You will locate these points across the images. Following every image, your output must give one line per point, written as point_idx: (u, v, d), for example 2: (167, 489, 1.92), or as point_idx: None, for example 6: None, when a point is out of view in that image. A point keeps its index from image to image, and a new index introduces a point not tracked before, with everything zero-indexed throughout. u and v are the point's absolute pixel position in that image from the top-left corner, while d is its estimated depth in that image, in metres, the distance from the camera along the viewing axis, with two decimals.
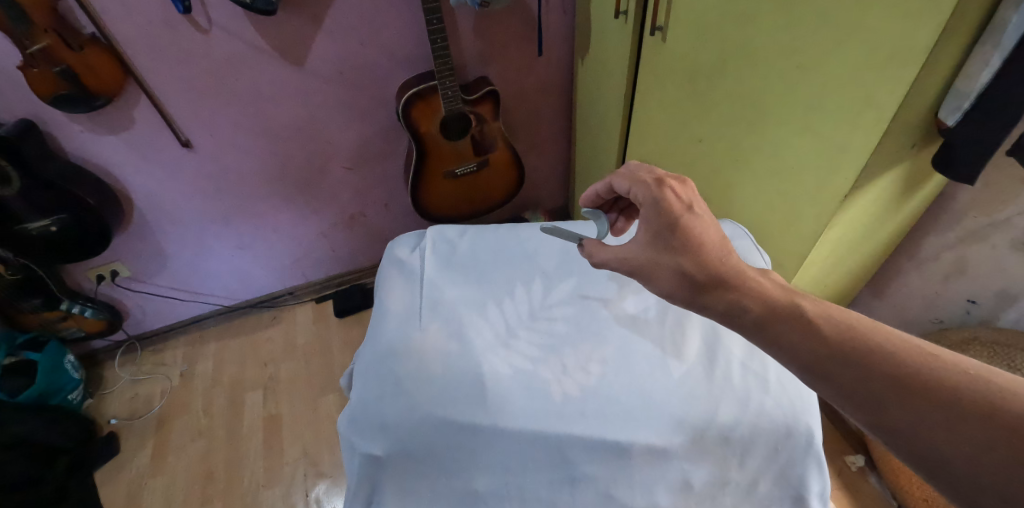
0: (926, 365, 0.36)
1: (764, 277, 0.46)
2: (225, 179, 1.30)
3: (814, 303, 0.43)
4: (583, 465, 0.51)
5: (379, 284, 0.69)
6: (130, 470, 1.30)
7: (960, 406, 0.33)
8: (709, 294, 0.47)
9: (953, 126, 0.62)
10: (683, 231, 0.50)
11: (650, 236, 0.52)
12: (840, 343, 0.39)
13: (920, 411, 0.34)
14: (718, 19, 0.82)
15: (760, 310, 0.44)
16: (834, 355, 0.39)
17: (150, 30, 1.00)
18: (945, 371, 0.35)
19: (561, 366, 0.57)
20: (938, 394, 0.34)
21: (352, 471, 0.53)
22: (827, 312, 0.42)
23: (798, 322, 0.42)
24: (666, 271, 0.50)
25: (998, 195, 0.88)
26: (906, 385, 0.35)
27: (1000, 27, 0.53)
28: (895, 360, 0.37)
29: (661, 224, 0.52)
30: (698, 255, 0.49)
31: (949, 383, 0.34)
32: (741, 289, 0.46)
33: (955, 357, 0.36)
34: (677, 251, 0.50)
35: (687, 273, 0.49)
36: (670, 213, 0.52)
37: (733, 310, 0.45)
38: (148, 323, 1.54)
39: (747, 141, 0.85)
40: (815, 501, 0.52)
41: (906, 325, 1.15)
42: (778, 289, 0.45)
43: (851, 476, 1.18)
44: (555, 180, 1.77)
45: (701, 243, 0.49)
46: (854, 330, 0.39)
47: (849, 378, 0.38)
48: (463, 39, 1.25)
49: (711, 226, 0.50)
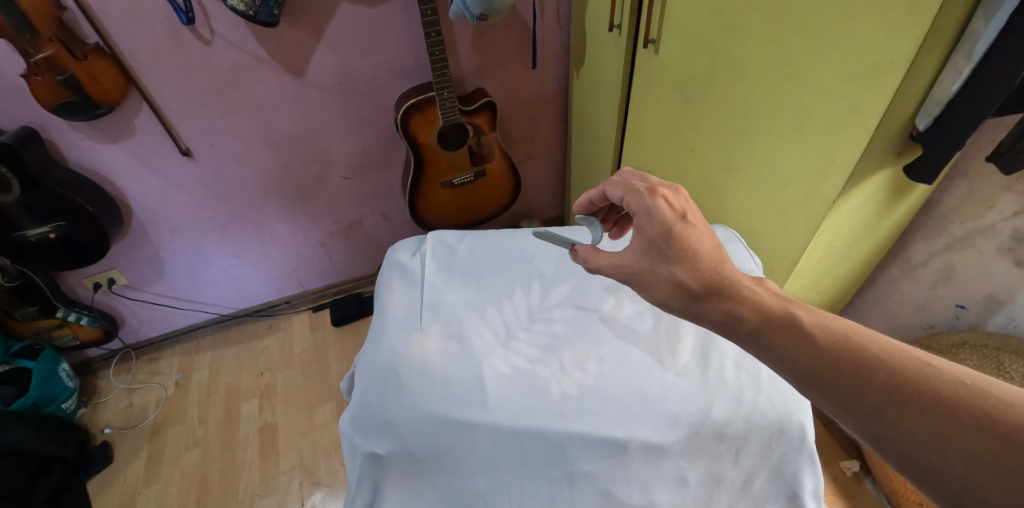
0: (922, 375, 0.37)
1: (760, 286, 0.47)
2: (225, 187, 1.31)
3: (810, 313, 0.44)
4: (581, 462, 0.52)
5: (380, 288, 0.70)
6: (123, 479, 1.28)
7: (957, 417, 0.34)
8: (704, 302, 0.48)
9: (921, 131, 0.66)
10: (678, 241, 0.51)
11: (645, 246, 0.53)
12: (837, 353, 0.40)
13: (918, 422, 0.35)
14: (708, 32, 0.85)
15: (757, 319, 0.45)
16: (831, 367, 0.40)
17: (155, 40, 1.02)
18: (942, 382, 0.36)
19: (559, 365, 0.58)
20: (936, 404, 0.35)
21: (354, 471, 0.54)
22: (823, 322, 0.43)
23: (794, 333, 0.43)
24: (662, 280, 0.51)
25: (983, 201, 0.90)
26: (904, 396, 0.36)
27: (972, 39, 0.56)
28: (892, 370, 0.38)
29: (656, 234, 0.52)
30: (693, 264, 0.50)
31: (946, 393, 0.35)
32: (737, 298, 0.47)
33: (953, 366, 0.37)
34: (672, 260, 0.51)
35: (683, 282, 0.50)
36: (664, 222, 0.52)
37: (729, 319, 0.46)
38: (144, 331, 1.54)
39: (737, 149, 0.88)
40: (809, 499, 0.53)
41: (897, 330, 1.16)
42: (773, 299, 0.46)
43: (846, 481, 1.18)
44: (551, 189, 1.79)
45: (696, 251, 0.50)
46: (850, 341, 0.40)
47: (846, 389, 0.38)
48: (460, 51, 1.28)
49: (706, 236, 0.51)
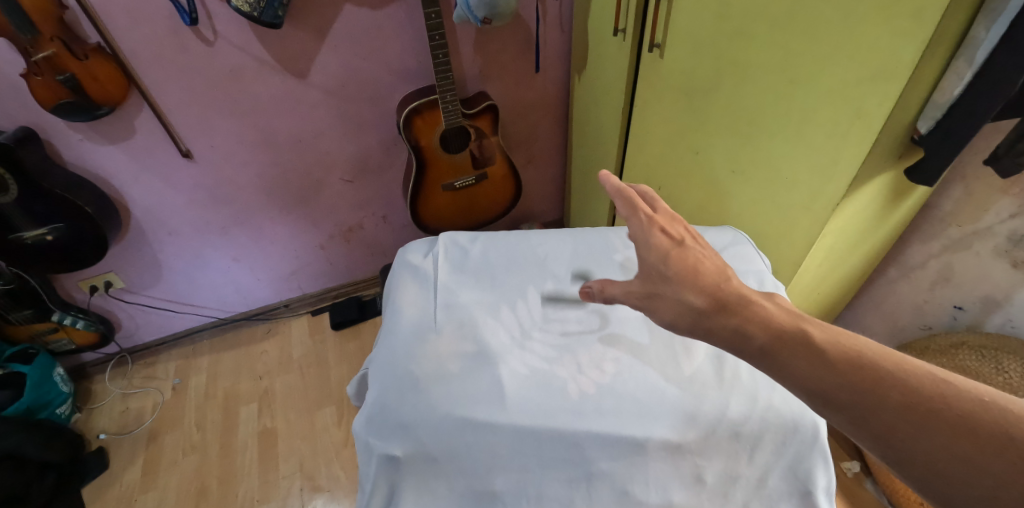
0: (939, 393, 0.35)
1: (768, 301, 0.45)
2: (225, 190, 1.30)
3: (822, 328, 0.42)
4: (600, 462, 0.52)
5: (392, 289, 0.70)
6: (120, 486, 1.26)
7: (977, 435, 0.32)
8: (712, 320, 0.46)
9: (924, 134, 0.67)
10: (677, 264, 0.50)
11: (646, 272, 0.52)
12: (853, 373, 0.38)
13: (936, 440, 0.34)
14: (713, 37, 0.86)
15: (766, 336, 0.42)
16: (846, 387, 0.37)
17: (158, 42, 1.01)
18: (959, 399, 0.34)
19: (575, 365, 0.58)
20: (953, 422, 0.33)
21: (370, 473, 0.54)
22: (835, 339, 0.40)
23: (806, 350, 0.40)
24: (668, 301, 0.49)
25: (979, 203, 0.92)
26: (919, 414, 0.34)
27: (973, 44, 0.57)
28: (907, 387, 0.36)
29: (656, 260, 0.51)
30: (698, 286, 0.48)
31: (965, 411, 0.33)
32: (746, 315, 0.44)
33: (970, 383, 0.35)
34: (675, 282, 0.49)
35: (689, 301, 0.48)
36: (662, 248, 0.51)
37: (738, 336, 0.44)
38: (140, 336, 1.52)
39: (741, 153, 0.89)
40: (822, 496, 0.54)
41: (896, 330, 1.18)
42: (784, 314, 0.44)
43: (847, 481, 1.19)
44: (551, 192, 1.80)
45: (697, 272, 0.49)
46: (864, 358, 0.38)
47: (861, 407, 0.37)
48: (463, 54, 1.28)
49: (708, 259, 0.50)
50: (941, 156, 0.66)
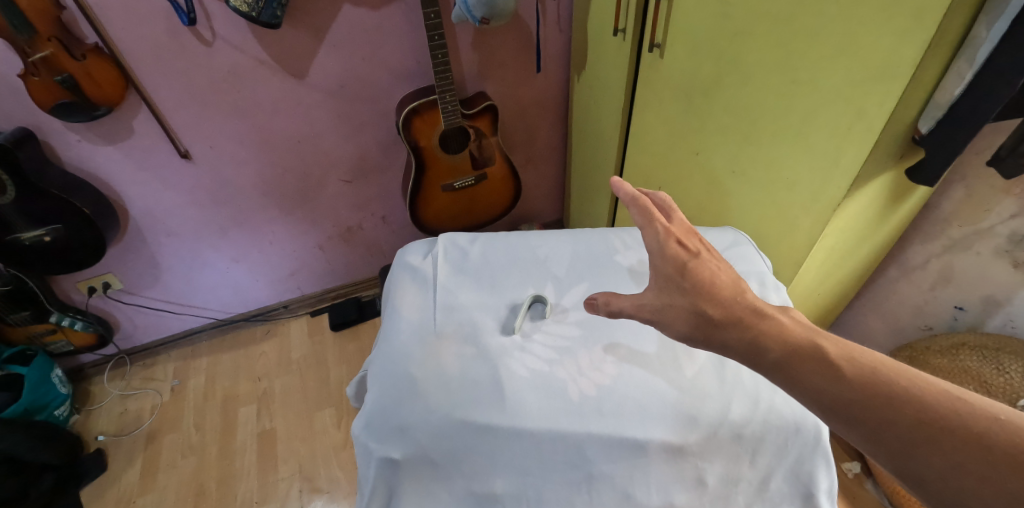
0: (954, 410, 0.35)
1: (785, 315, 0.44)
2: (224, 190, 1.29)
3: (836, 343, 0.41)
4: (602, 465, 0.52)
5: (391, 290, 0.70)
6: (118, 488, 1.26)
7: (991, 452, 0.32)
8: (726, 332, 0.45)
9: (925, 134, 0.66)
10: (694, 275, 0.48)
11: (660, 282, 0.50)
12: (869, 389, 0.37)
13: (950, 457, 0.33)
14: (713, 36, 0.86)
15: (781, 350, 0.42)
16: (861, 403, 0.37)
17: (156, 42, 1.01)
18: (975, 417, 0.34)
19: (576, 367, 0.58)
20: (968, 440, 0.33)
21: (368, 476, 0.54)
22: (850, 354, 0.40)
23: (821, 364, 0.40)
24: (680, 312, 0.48)
25: (980, 203, 0.92)
26: (934, 431, 0.34)
27: (975, 43, 0.57)
28: (923, 404, 0.35)
29: (670, 270, 0.49)
30: (713, 298, 0.47)
31: (980, 429, 0.33)
32: (760, 328, 0.43)
33: (983, 401, 0.35)
34: (689, 293, 0.48)
35: (703, 312, 0.47)
36: (678, 259, 0.50)
37: (753, 349, 0.43)
38: (139, 337, 1.51)
39: (742, 154, 0.89)
40: (824, 499, 0.54)
41: (896, 331, 1.18)
42: (799, 328, 0.43)
43: (847, 482, 1.19)
44: (550, 192, 1.79)
45: (714, 284, 0.47)
46: (879, 373, 0.38)
47: (876, 422, 0.36)
48: (463, 54, 1.28)
49: (723, 270, 0.49)
50: (942, 156, 0.66)
